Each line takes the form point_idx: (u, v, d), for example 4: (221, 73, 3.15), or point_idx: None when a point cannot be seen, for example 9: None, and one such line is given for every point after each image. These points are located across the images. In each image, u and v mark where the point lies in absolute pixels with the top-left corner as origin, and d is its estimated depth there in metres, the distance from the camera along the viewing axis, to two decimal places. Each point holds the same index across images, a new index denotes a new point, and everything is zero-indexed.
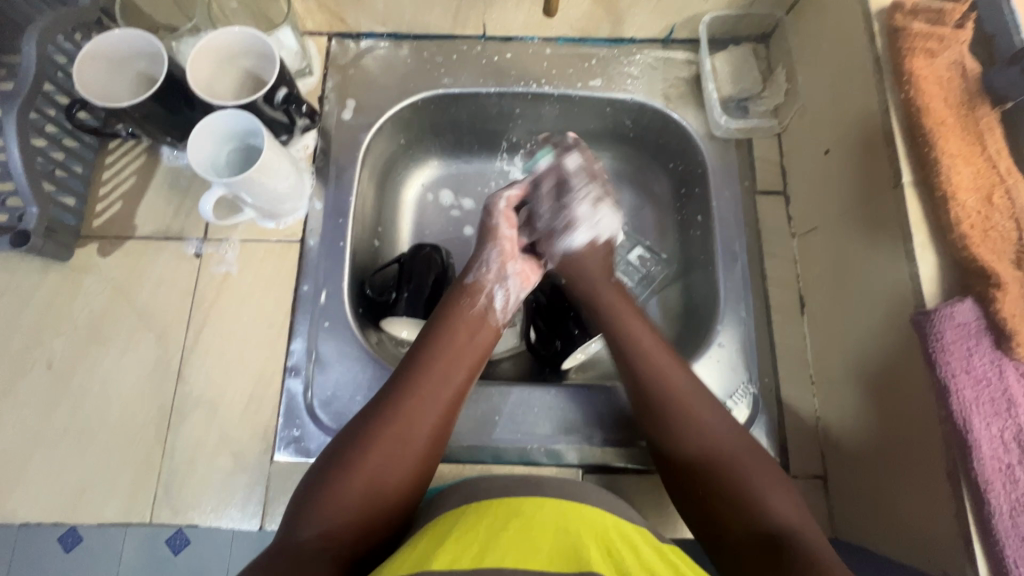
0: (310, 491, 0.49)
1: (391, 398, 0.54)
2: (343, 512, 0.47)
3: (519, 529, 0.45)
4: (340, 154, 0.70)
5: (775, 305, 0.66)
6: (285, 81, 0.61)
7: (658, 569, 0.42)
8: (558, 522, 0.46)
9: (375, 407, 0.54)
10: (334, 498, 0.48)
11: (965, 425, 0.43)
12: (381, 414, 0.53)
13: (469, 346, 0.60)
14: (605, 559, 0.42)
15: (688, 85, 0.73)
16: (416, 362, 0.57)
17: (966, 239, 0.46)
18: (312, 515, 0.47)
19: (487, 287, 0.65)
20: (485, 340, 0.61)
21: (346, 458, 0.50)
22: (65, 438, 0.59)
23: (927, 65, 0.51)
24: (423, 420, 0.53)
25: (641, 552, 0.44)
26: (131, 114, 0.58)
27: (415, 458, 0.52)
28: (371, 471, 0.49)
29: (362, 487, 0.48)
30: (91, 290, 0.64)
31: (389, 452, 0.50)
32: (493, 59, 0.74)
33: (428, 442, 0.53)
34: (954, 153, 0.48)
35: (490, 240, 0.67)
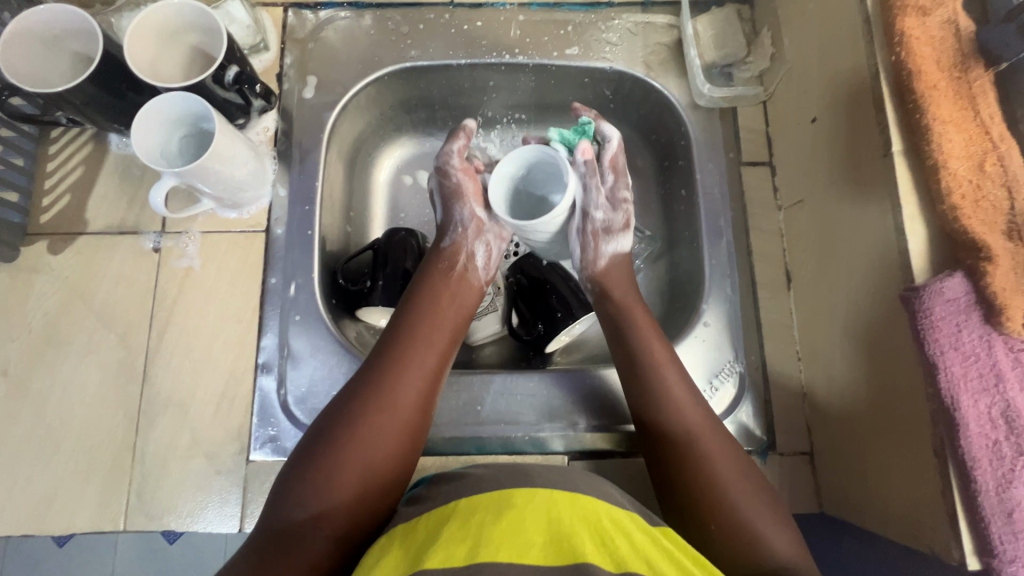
0: (303, 468, 0.48)
1: (378, 372, 0.54)
2: (341, 488, 0.47)
3: (515, 515, 0.42)
4: (304, 135, 0.65)
5: (762, 282, 0.64)
6: (235, 59, 0.56)
7: (655, 557, 0.42)
8: (548, 508, 0.44)
9: (363, 381, 0.53)
10: (330, 473, 0.47)
11: (953, 402, 0.42)
12: (371, 387, 0.53)
13: (449, 319, 0.60)
14: (599, 549, 0.41)
15: (670, 50, 0.70)
16: (400, 337, 0.57)
17: (957, 210, 0.44)
18: (308, 490, 0.46)
19: (466, 247, 0.65)
20: (462, 313, 0.62)
21: (340, 433, 0.50)
22: (28, 447, 0.57)
23: (919, 25, 0.48)
24: (411, 394, 0.53)
25: (634, 536, 0.44)
26: (68, 99, 0.53)
27: (406, 431, 0.52)
28: (366, 444, 0.49)
29: (358, 462, 0.48)
30: (43, 290, 0.60)
31: (382, 425, 0.51)
32: (463, 28, 0.70)
33: (416, 417, 0.53)
34: (945, 119, 0.46)
35: (459, 199, 0.66)
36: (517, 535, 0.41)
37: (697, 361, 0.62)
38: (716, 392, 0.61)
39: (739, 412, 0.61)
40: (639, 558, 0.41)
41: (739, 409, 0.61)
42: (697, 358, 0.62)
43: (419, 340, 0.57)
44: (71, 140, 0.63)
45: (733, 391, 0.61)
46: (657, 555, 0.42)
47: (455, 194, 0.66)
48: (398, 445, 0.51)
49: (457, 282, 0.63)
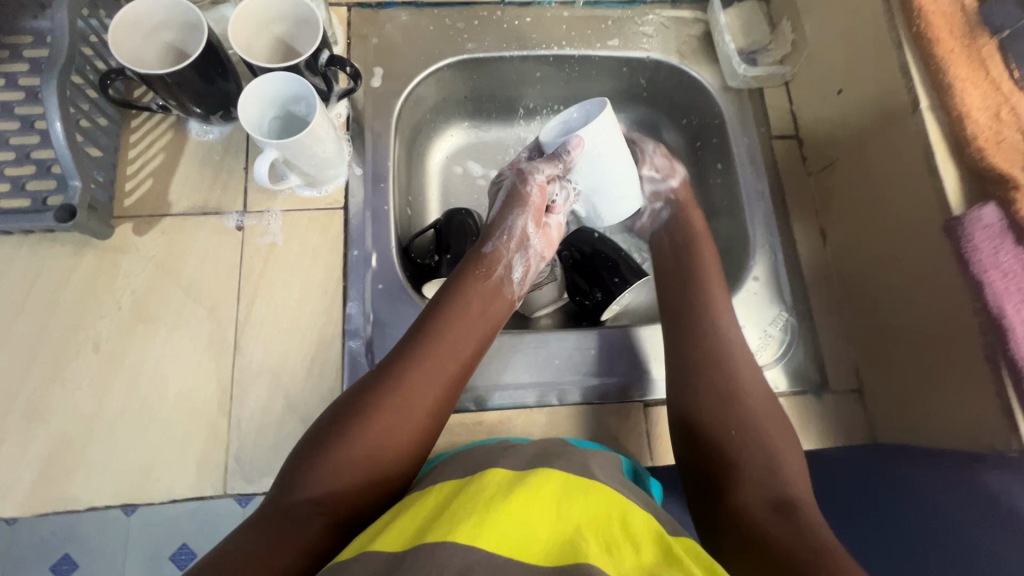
0: (313, 451, 0.48)
1: (400, 364, 0.54)
2: (346, 471, 0.48)
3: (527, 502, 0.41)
4: (374, 120, 0.70)
5: (800, 240, 0.71)
6: (327, 44, 0.61)
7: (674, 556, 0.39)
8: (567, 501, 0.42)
9: (385, 371, 0.54)
10: (339, 457, 0.48)
11: (999, 311, 0.48)
12: (392, 377, 0.53)
13: (472, 320, 0.60)
14: (604, 555, 0.38)
15: (699, 41, 0.77)
16: (426, 332, 0.57)
17: (982, 150, 0.51)
18: (315, 473, 0.47)
19: (505, 257, 0.67)
20: (489, 316, 0.62)
21: (356, 419, 0.50)
22: (123, 418, 0.58)
23: (932, 2, 0.56)
24: (428, 390, 0.54)
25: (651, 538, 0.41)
26: (165, 81, 0.57)
27: (422, 424, 0.52)
28: (380, 432, 0.50)
29: (368, 446, 0.49)
30: (132, 270, 0.62)
31: (398, 415, 0.51)
32: (514, 24, 0.76)
33: (431, 416, 0.53)
34: (964, 78, 0.54)
35: (518, 207, 0.69)
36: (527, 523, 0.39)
37: (751, 313, 0.68)
38: (770, 339, 0.67)
39: (792, 356, 0.66)
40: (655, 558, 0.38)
41: (792, 354, 0.66)
42: (751, 310, 0.68)
43: (446, 339, 0.57)
44: (152, 128, 0.67)
45: (785, 338, 0.67)
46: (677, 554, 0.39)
47: (520, 199, 0.70)
48: (411, 439, 0.51)
49: (494, 287, 0.64)
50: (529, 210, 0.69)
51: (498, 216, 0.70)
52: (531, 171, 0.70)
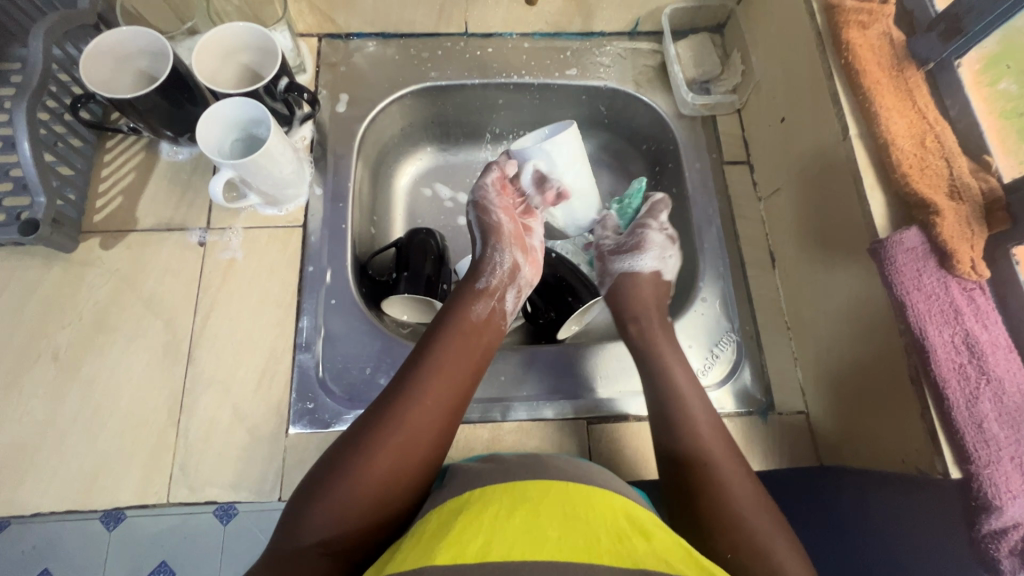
0: (319, 487, 0.49)
1: (401, 397, 0.54)
2: (354, 505, 0.48)
3: (530, 515, 0.43)
4: (337, 144, 0.73)
5: (749, 262, 0.72)
6: (286, 71, 0.65)
7: (674, 552, 0.41)
8: (569, 505, 0.45)
9: (385, 404, 0.54)
10: (346, 495, 0.48)
11: (921, 333, 0.49)
12: (392, 409, 0.53)
13: (468, 348, 0.60)
14: (615, 551, 0.40)
15: (655, 71, 0.81)
16: (426, 363, 0.57)
17: (907, 176, 0.53)
18: (321, 507, 0.47)
19: (498, 289, 0.68)
20: (484, 343, 0.63)
21: (359, 456, 0.50)
22: (75, 426, 0.59)
23: (861, 36, 0.59)
24: (431, 422, 0.54)
25: (652, 536, 0.43)
26: (133, 105, 0.60)
27: (425, 456, 0.52)
28: (385, 465, 0.50)
29: (374, 480, 0.49)
30: (95, 282, 0.65)
31: (399, 449, 0.51)
32: (476, 54, 0.80)
33: (434, 446, 0.53)
34: (890, 107, 0.56)
35: (497, 239, 0.70)
36: (532, 532, 0.41)
37: (699, 333, 0.69)
38: (716, 359, 0.67)
39: (739, 377, 0.67)
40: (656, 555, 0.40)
41: (739, 375, 0.67)
42: (697, 330, 0.69)
43: (445, 370, 0.57)
44: (125, 149, 0.70)
45: (732, 358, 0.68)
46: (677, 552, 0.41)
47: (494, 231, 0.71)
48: (413, 472, 0.51)
49: (489, 317, 0.65)
50: (513, 245, 0.71)
51: (488, 250, 0.70)
52: (484, 195, 0.72)
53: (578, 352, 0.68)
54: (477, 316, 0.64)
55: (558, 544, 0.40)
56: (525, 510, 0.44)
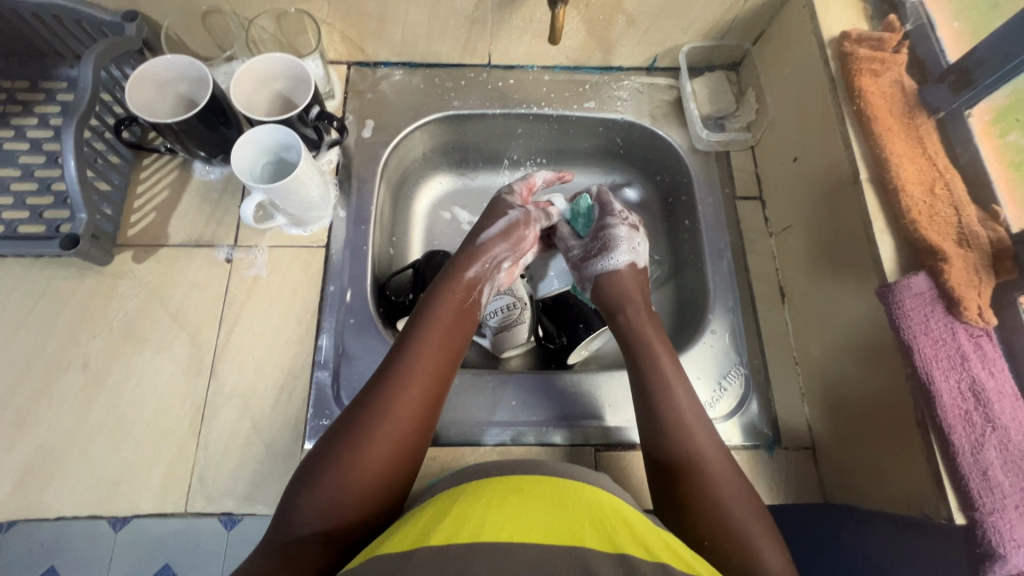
0: (309, 475, 0.50)
1: (381, 386, 0.55)
2: (344, 492, 0.49)
3: (520, 504, 0.46)
4: (362, 168, 0.76)
5: (759, 296, 0.73)
6: (318, 100, 0.68)
7: (653, 543, 0.44)
8: (558, 498, 0.47)
9: (366, 393, 0.55)
10: (332, 490, 0.49)
11: (927, 378, 0.50)
12: (373, 399, 0.54)
13: (449, 336, 0.61)
14: (598, 536, 0.43)
15: (671, 106, 0.83)
16: (405, 352, 0.58)
17: (915, 223, 0.54)
18: (312, 493, 0.49)
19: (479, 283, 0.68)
20: (465, 331, 0.64)
21: (342, 449, 0.51)
22: (100, 433, 0.62)
23: (873, 83, 0.61)
24: (407, 410, 0.54)
25: (636, 527, 0.46)
26: (172, 128, 0.63)
27: (404, 445, 0.53)
28: (368, 450, 0.51)
29: (360, 467, 0.50)
30: (126, 294, 0.68)
31: (382, 434, 0.52)
32: (498, 85, 0.83)
33: (414, 435, 0.54)
34: (900, 153, 0.58)
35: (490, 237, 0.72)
36: (522, 519, 0.44)
37: (706, 366, 0.70)
38: (724, 392, 0.68)
39: (746, 410, 0.68)
40: (638, 544, 0.43)
41: (746, 408, 0.68)
42: (706, 361, 0.70)
43: (421, 360, 0.57)
44: (160, 167, 0.73)
45: (740, 391, 0.69)
46: (656, 543, 0.44)
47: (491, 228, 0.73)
48: (398, 456, 0.52)
49: (467, 307, 0.65)
50: (516, 250, 0.73)
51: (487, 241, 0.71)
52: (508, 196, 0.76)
53: (588, 379, 0.69)
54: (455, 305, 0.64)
55: (546, 531, 0.43)
56: (515, 500, 0.46)
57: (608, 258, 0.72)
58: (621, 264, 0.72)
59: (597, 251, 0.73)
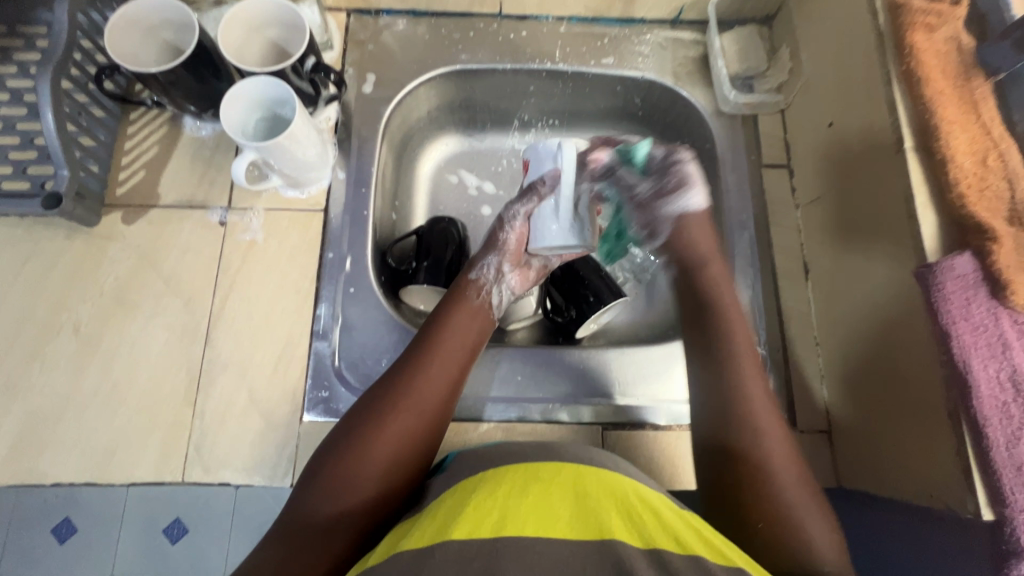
0: (320, 474, 0.48)
1: (395, 388, 0.52)
2: (356, 493, 0.47)
3: (540, 491, 0.45)
4: (362, 126, 0.71)
5: (781, 272, 0.69)
6: (313, 51, 0.63)
7: (681, 534, 0.42)
8: (579, 484, 0.46)
9: (379, 396, 0.52)
10: (348, 479, 0.48)
11: (964, 366, 0.47)
12: (387, 402, 0.51)
13: (463, 338, 0.57)
14: (625, 526, 0.43)
15: (696, 63, 0.77)
16: (419, 355, 0.55)
17: (964, 198, 0.49)
18: (323, 494, 0.47)
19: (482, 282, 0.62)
20: (481, 332, 0.60)
21: (359, 440, 0.49)
22: (95, 400, 0.60)
23: (927, 39, 0.54)
24: (426, 404, 0.52)
25: (663, 516, 0.44)
26: (158, 79, 0.59)
27: (423, 440, 0.51)
28: (381, 456, 0.49)
29: (373, 470, 0.48)
30: (117, 257, 0.65)
31: (399, 434, 0.50)
32: (510, 37, 0.76)
33: (433, 430, 0.52)
34: (952, 120, 0.52)
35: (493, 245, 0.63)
36: (547, 509, 0.43)
37: None
38: None
39: None
40: (668, 536, 0.42)
41: None
42: None
43: (441, 353, 0.55)
44: (148, 122, 0.69)
45: None
46: (684, 531, 0.43)
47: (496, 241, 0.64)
48: (411, 462, 0.50)
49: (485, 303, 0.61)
50: (510, 254, 0.63)
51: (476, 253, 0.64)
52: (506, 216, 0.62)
53: (598, 354, 0.66)
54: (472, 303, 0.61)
55: (569, 523, 0.43)
56: (540, 486, 0.45)
57: (682, 199, 0.62)
58: (697, 205, 0.63)
59: (667, 191, 0.62)
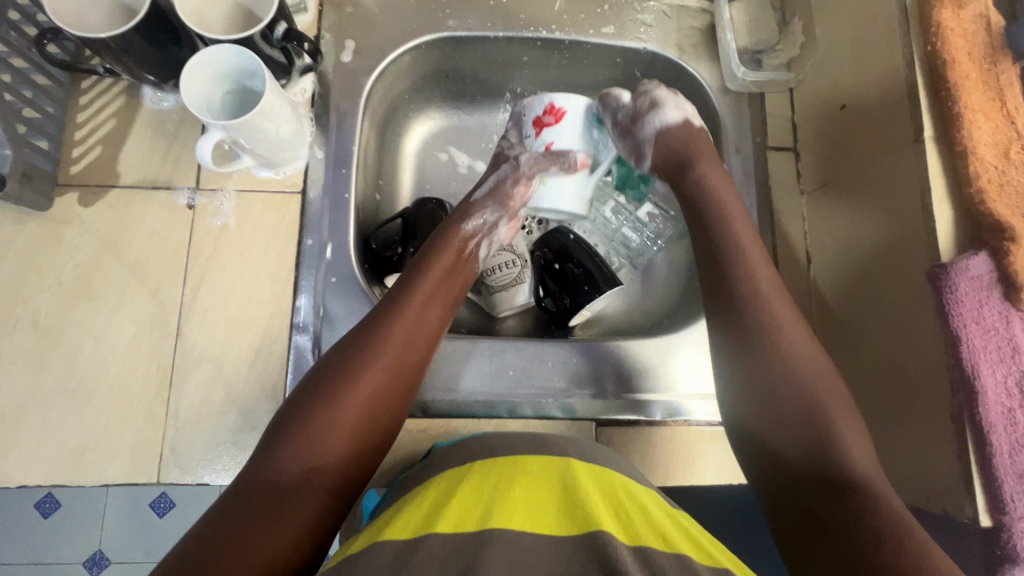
0: (287, 425, 0.45)
1: (379, 331, 0.50)
2: (330, 448, 0.45)
3: (529, 486, 0.42)
4: (341, 100, 0.66)
5: (783, 262, 0.67)
6: (284, 15, 0.57)
7: (669, 529, 0.39)
8: (569, 477, 0.42)
9: (358, 342, 0.50)
10: (318, 432, 0.45)
11: (973, 372, 0.45)
12: (368, 349, 0.49)
13: (446, 288, 0.57)
14: (613, 519, 0.39)
15: (701, 35, 0.72)
16: (403, 301, 0.53)
17: (983, 193, 0.46)
18: (292, 444, 0.44)
19: (480, 233, 0.62)
20: (461, 283, 0.59)
21: (331, 389, 0.47)
22: (59, 397, 0.56)
23: (954, 17, 0.50)
24: (407, 353, 0.51)
25: (650, 510, 0.41)
26: (109, 46, 0.52)
27: (401, 390, 0.50)
28: (359, 405, 0.47)
29: (348, 422, 0.46)
30: (74, 243, 0.60)
31: (374, 382, 0.48)
32: (502, 1, 0.70)
33: (409, 381, 0.51)
34: (975, 108, 0.48)
35: (498, 201, 0.63)
36: (532, 505, 0.40)
37: None
38: None
39: None
40: (654, 531, 0.39)
41: None
42: None
43: (421, 301, 0.54)
44: (102, 92, 0.62)
45: None
46: (672, 528, 0.39)
47: (504, 193, 0.63)
48: (386, 411, 0.49)
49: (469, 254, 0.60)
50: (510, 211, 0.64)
51: (479, 200, 0.63)
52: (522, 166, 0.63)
53: (595, 348, 0.63)
54: (456, 252, 0.59)
55: (558, 517, 0.40)
56: (531, 481, 0.42)
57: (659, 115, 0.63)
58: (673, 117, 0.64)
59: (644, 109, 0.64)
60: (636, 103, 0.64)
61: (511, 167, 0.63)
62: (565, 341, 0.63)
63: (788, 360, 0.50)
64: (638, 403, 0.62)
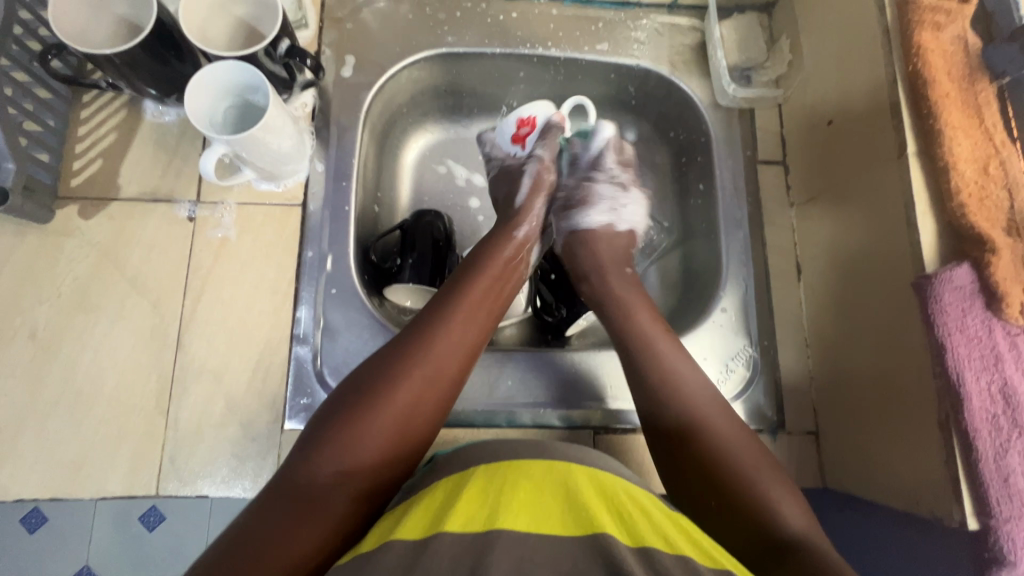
0: (329, 427, 0.45)
1: (422, 339, 0.50)
2: (369, 451, 0.45)
3: (533, 490, 0.42)
4: (341, 114, 0.67)
5: (774, 273, 0.69)
6: (287, 32, 0.58)
7: (669, 531, 0.40)
8: (569, 481, 0.43)
9: (402, 348, 0.50)
10: (359, 435, 0.45)
11: (958, 378, 0.47)
12: (410, 356, 0.49)
13: (491, 299, 0.56)
14: (615, 523, 0.40)
15: (693, 52, 0.74)
16: (445, 310, 0.53)
17: (964, 207, 0.48)
18: (332, 448, 0.44)
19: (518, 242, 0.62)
20: (506, 296, 0.58)
21: (374, 394, 0.47)
22: (58, 408, 0.56)
23: (934, 38, 0.52)
24: (449, 362, 0.50)
25: (651, 513, 0.42)
26: (112, 60, 0.53)
27: (440, 402, 0.49)
28: (399, 414, 0.47)
29: (388, 427, 0.46)
30: (74, 254, 0.60)
31: (413, 391, 0.48)
32: (499, 18, 0.72)
33: (449, 393, 0.50)
34: (955, 125, 0.50)
35: (538, 199, 0.65)
36: (535, 508, 0.41)
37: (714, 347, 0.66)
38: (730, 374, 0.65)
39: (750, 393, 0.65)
40: (655, 534, 0.39)
41: (750, 391, 0.65)
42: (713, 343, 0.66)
43: (461, 311, 0.54)
44: (104, 105, 0.63)
45: (746, 373, 0.66)
46: (672, 530, 0.40)
47: (540, 190, 0.65)
48: (425, 422, 0.48)
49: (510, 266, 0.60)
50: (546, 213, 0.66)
51: (521, 204, 0.64)
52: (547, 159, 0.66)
53: (592, 357, 0.64)
54: (497, 261, 0.59)
55: (562, 520, 0.40)
56: (532, 483, 0.43)
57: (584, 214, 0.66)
58: (594, 222, 0.66)
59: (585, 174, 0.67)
60: (574, 181, 0.67)
61: (539, 163, 0.66)
62: (561, 350, 0.65)
63: (677, 380, 0.53)
64: (635, 411, 0.63)
